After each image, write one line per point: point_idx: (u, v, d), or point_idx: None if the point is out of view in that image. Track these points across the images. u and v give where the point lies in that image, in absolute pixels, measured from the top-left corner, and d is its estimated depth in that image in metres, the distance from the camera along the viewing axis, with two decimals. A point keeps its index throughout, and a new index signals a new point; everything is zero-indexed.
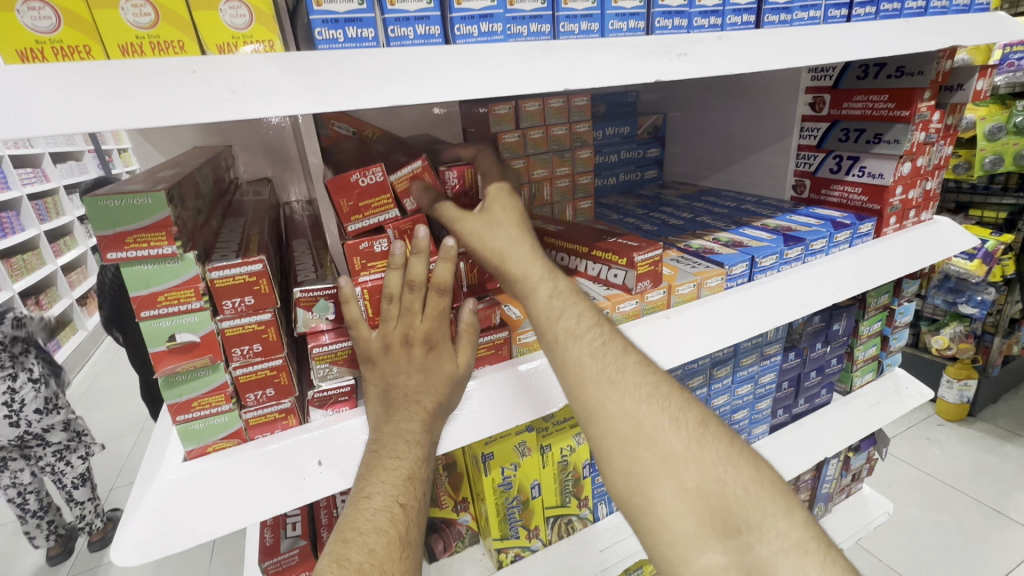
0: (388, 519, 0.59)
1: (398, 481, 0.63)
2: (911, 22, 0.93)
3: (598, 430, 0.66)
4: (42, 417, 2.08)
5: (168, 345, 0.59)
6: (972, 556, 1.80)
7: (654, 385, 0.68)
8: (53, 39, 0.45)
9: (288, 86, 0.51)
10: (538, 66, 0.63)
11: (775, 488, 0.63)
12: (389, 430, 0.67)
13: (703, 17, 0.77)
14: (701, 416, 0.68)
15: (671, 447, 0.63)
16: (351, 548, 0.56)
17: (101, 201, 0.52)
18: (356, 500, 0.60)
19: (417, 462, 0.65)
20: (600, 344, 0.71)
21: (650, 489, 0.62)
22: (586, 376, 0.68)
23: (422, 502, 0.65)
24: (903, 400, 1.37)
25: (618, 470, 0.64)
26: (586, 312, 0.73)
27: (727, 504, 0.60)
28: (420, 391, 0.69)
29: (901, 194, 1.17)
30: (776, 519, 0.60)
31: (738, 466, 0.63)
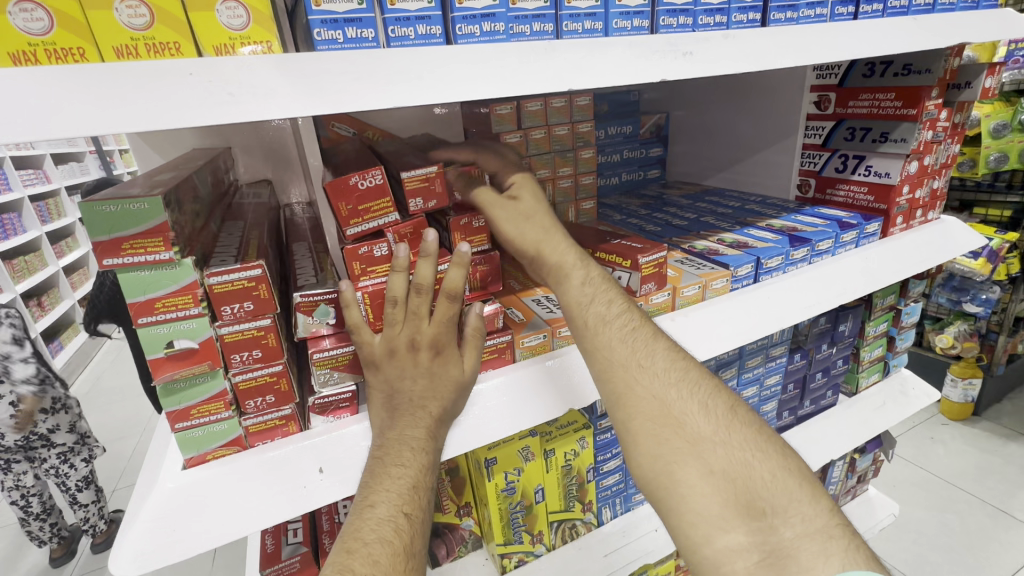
0: (393, 530, 0.58)
1: (402, 491, 0.62)
2: (919, 19, 0.91)
3: (626, 412, 0.67)
4: (47, 417, 2.08)
5: (166, 352, 0.58)
6: (978, 557, 1.79)
7: (683, 370, 0.69)
8: (45, 41, 0.44)
9: (287, 88, 0.50)
10: (541, 67, 0.61)
11: (803, 475, 0.60)
12: (394, 436, 0.66)
13: (709, 15, 0.76)
14: (729, 404, 0.67)
15: (698, 430, 0.63)
16: (355, 559, 0.54)
17: (98, 207, 0.51)
18: (360, 510, 0.59)
19: (422, 470, 0.64)
20: (629, 329, 0.72)
21: (676, 471, 0.61)
22: (616, 360, 0.69)
23: (426, 511, 0.64)
24: (909, 402, 1.36)
25: (643, 451, 0.64)
26: (616, 299, 0.75)
27: (753, 486, 0.58)
28: (426, 397, 0.68)
29: (908, 193, 1.16)
30: (802, 503, 0.58)
31: (765, 452, 0.62)
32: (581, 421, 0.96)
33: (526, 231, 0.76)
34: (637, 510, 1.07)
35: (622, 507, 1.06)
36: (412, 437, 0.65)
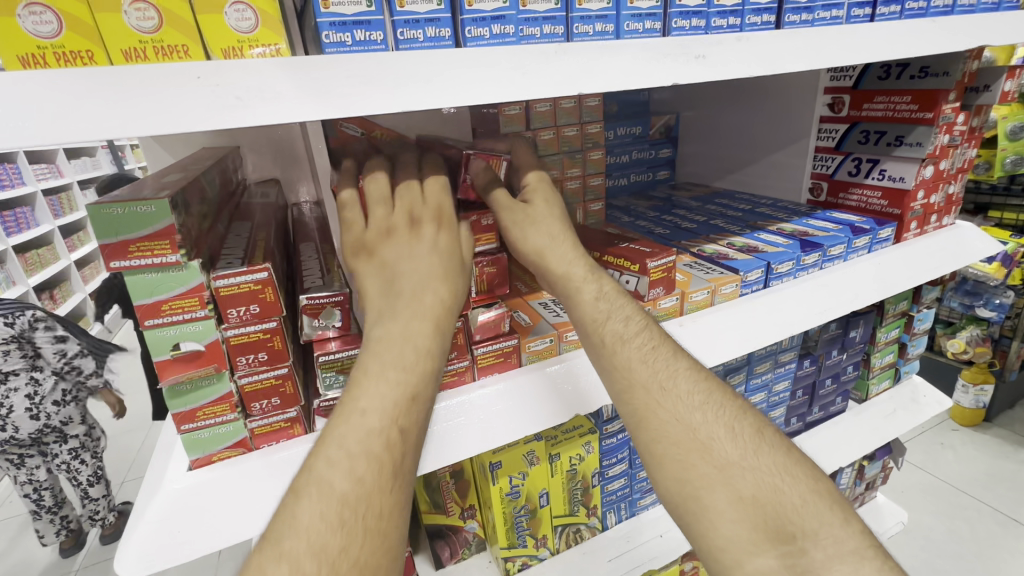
0: (382, 445, 0.55)
1: (397, 402, 0.58)
2: (938, 22, 0.89)
3: (650, 435, 0.64)
4: (60, 409, 2.09)
5: (173, 354, 0.58)
6: (987, 566, 1.76)
7: (707, 391, 0.67)
8: (54, 44, 0.44)
9: (294, 92, 0.50)
10: (551, 70, 0.61)
11: (834, 498, 0.59)
12: (397, 329, 0.62)
13: (722, 17, 0.74)
14: (756, 424, 0.65)
15: (725, 454, 0.61)
16: (335, 471, 0.53)
17: (105, 210, 0.51)
18: (348, 413, 0.56)
19: (422, 378, 0.61)
20: (650, 350, 0.70)
21: (704, 495, 0.59)
22: (636, 381, 0.67)
23: (420, 420, 0.60)
24: (920, 409, 1.34)
25: (670, 475, 0.61)
26: (633, 316, 0.73)
27: (783, 512, 0.57)
28: (435, 279, 0.66)
29: (923, 199, 1.14)
30: (833, 527, 0.56)
31: (794, 475, 0.60)
32: (587, 426, 0.96)
33: (530, 234, 0.74)
34: (641, 515, 1.07)
35: (627, 511, 1.05)
36: (417, 332, 0.63)
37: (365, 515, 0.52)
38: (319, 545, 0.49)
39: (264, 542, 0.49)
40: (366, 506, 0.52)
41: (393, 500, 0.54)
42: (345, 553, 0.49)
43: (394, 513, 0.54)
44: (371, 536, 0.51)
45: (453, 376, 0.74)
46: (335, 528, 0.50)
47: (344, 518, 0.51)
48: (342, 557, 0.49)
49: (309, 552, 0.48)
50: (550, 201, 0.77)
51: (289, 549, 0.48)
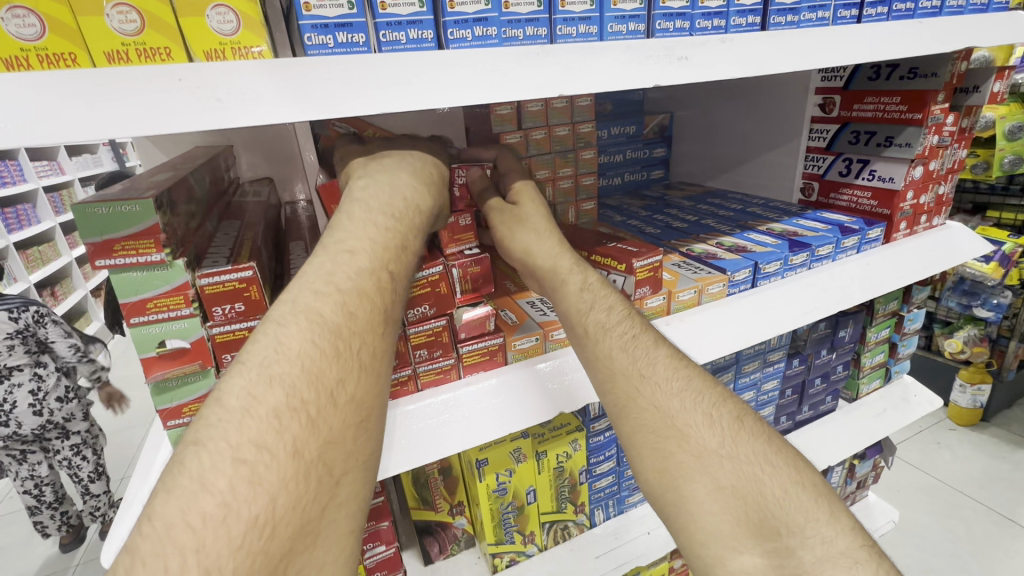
0: (372, 284, 0.55)
1: (388, 247, 0.59)
2: (924, 24, 0.90)
3: (630, 424, 0.65)
4: (64, 405, 2.12)
5: (157, 351, 0.59)
6: (980, 566, 1.76)
7: (686, 379, 0.67)
8: (38, 46, 0.45)
9: (275, 93, 0.51)
10: (533, 72, 0.61)
11: (817, 490, 0.59)
12: (386, 179, 0.64)
13: (706, 19, 0.75)
14: (736, 413, 0.66)
15: (704, 443, 0.61)
16: (323, 302, 0.52)
17: (89, 209, 0.52)
18: (337, 251, 0.55)
19: (410, 230, 0.62)
20: (630, 339, 0.71)
21: (683, 486, 0.59)
22: (617, 370, 0.68)
23: (405, 269, 0.61)
24: (910, 409, 1.34)
25: (650, 465, 0.62)
26: (615, 305, 0.75)
27: (764, 503, 0.57)
28: (425, 163, 0.70)
29: (912, 199, 1.14)
30: (819, 523, 0.56)
31: (775, 465, 0.60)
32: (574, 424, 0.97)
33: (519, 234, 0.79)
34: (629, 512, 1.07)
35: (615, 509, 1.06)
36: (404, 185, 0.64)
37: (359, 350, 0.52)
38: (313, 373, 0.49)
39: (249, 365, 0.47)
40: (360, 342, 0.52)
41: (383, 343, 0.55)
42: (341, 385, 0.50)
43: (383, 356, 0.55)
44: (365, 371, 0.52)
45: (438, 375, 0.75)
46: (329, 358, 0.50)
47: (338, 349, 0.51)
48: (338, 388, 0.50)
49: (305, 378, 0.48)
50: (536, 203, 0.82)
51: (280, 374, 0.47)
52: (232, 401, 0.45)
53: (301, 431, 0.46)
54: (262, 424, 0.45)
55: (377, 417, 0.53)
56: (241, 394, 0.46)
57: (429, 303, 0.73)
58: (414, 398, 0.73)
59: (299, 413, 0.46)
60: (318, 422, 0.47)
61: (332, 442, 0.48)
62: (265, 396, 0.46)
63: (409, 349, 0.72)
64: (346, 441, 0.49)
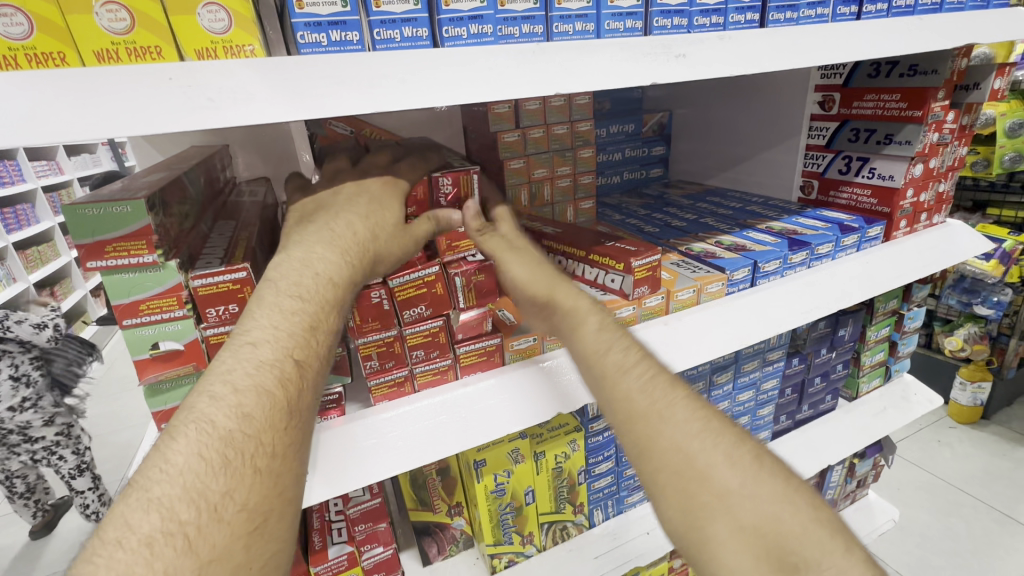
0: (275, 378, 0.54)
1: (292, 333, 0.56)
2: (924, 19, 0.89)
3: (649, 465, 0.60)
4: (16, 415, 2.05)
5: (151, 353, 0.58)
6: (981, 563, 1.76)
7: (706, 418, 0.62)
8: (25, 45, 0.44)
9: (266, 91, 0.50)
10: (527, 71, 0.60)
11: (840, 530, 0.54)
12: (299, 255, 0.61)
13: (704, 16, 0.74)
14: (757, 450, 0.60)
15: (728, 481, 0.56)
16: (216, 407, 0.51)
17: (80, 210, 0.52)
18: (236, 345, 0.54)
19: (325, 306, 0.59)
20: (646, 374, 0.65)
21: (707, 527, 0.55)
22: (634, 408, 0.62)
23: (319, 351, 0.58)
24: (911, 407, 1.34)
25: (671, 507, 0.57)
26: (632, 347, 0.68)
27: (789, 546, 0.52)
28: (356, 217, 0.65)
29: (913, 197, 1.13)
30: (844, 562, 0.52)
31: (802, 504, 0.55)
32: (572, 424, 0.96)
33: (538, 273, 0.74)
34: (628, 513, 1.07)
35: (614, 509, 1.05)
36: (319, 259, 0.61)
37: (253, 456, 0.50)
38: (195, 489, 0.47)
39: (134, 489, 0.46)
40: (255, 446, 0.50)
41: (286, 440, 0.53)
42: (228, 497, 0.48)
43: (287, 454, 0.53)
44: (259, 477, 0.49)
45: (434, 375, 0.74)
46: (215, 470, 0.48)
47: (226, 458, 0.49)
48: (225, 501, 0.47)
49: (184, 497, 0.46)
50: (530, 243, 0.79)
51: (160, 496, 0.46)
52: (109, 533, 0.44)
53: (175, 556, 0.43)
54: (132, 554, 0.43)
55: (278, 523, 0.50)
56: (120, 523, 0.44)
57: (425, 303, 0.73)
58: (409, 400, 0.72)
59: (174, 537, 0.44)
60: (198, 542, 0.45)
61: (215, 560, 0.45)
62: (140, 522, 0.44)
63: (405, 349, 0.72)
64: (235, 555, 0.46)
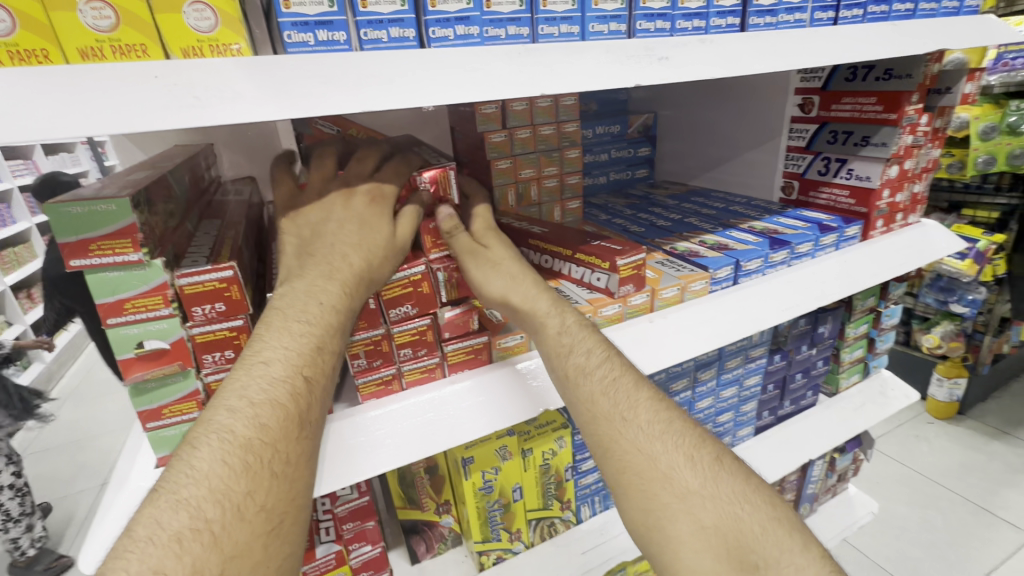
0: (286, 392, 0.56)
1: (303, 350, 0.59)
2: (898, 25, 0.92)
3: (613, 465, 0.64)
4: None
5: (136, 353, 0.58)
6: (958, 554, 1.81)
7: (668, 421, 0.67)
8: (8, 42, 0.44)
9: (253, 91, 0.50)
10: (514, 71, 0.61)
11: (791, 525, 0.60)
12: (303, 288, 0.63)
13: (686, 20, 0.76)
14: (715, 453, 0.65)
15: (686, 482, 0.61)
16: (235, 418, 0.53)
17: (63, 208, 0.51)
18: (250, 363, 0.56)
19: (330, 331, 0.61)
20: (610, 380, 0.69)
21: (667, 525, 0.59)
22: (599, 413, 0.66)
23: (328, 371, 0.60)
24: (888, 402, 1.37)
25: (634, 505, 0.61)
26: (595, 347, 0.71)
27: (745, 541, 0.57)
28: (349, 248, 0.66)
29: (889, 197, 1.17)
30: (793, 554, 0.57)
31: (754, 503, 0.60)
32: (559, 421, 0.97)
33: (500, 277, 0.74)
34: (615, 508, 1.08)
35: (601, 505, 1.07)
36: (322, 291, 0.63)
37: (270, 461, 0.53)
38: (219, 490, 0.49)
39: (161, 493, 0.48)
40: (272, 452, 0.53)
41: (299, 449, 0.55)
42: (250, 498, 0.50)
43: (302, 461, 0.55)
44: (277, 481, 0.52)
45: (422, 373, 0.75)
46: (238, 474, 0.50)
47: (248, 463, 0.51)
48: (248, 501, 0.50)
49: (210, 498, 0.48)
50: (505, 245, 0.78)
51: (187, 497, 0.48)
52: (139, 531, 0.46)
53: (203, 550, 0.46)
54: (162, 548, 0.45)
55: (293, 527, 0.53)
56: (148, 522, 0.47)
57: (411, 302, 0.73)
58: (400, 397, 0.73)
59: (202, 534, 0.47)
60: (223, 538, 0.47)
61: (237, 557, 0.48)
62: (170, 520, 0.46)
63: (393, 347, 0.72)
64: (255, 552, 0.49)
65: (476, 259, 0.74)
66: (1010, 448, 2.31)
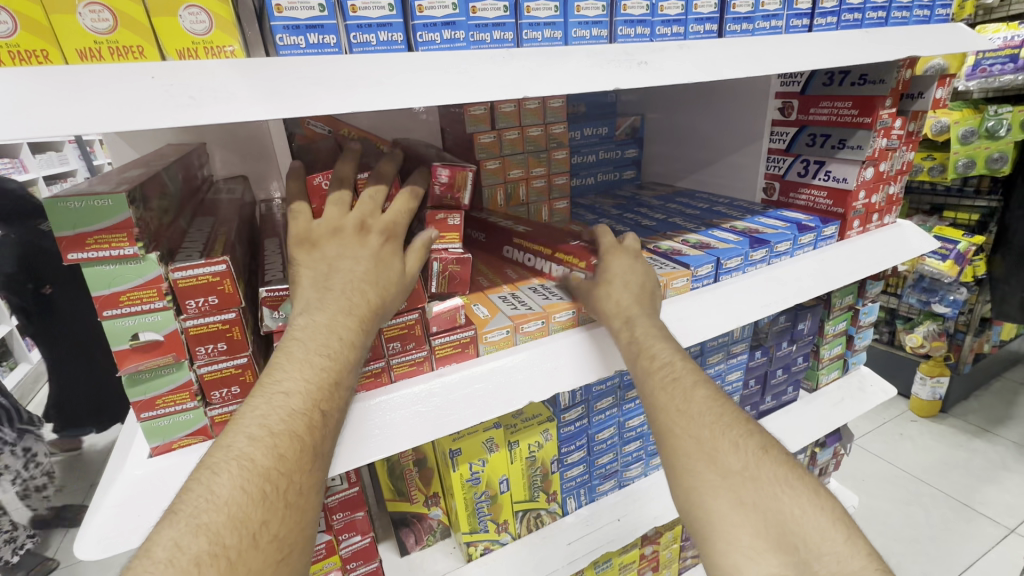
0: (304, 425, 0.57)
1: (322, 384, 0.59)
2: (871, 33, 0.96)
3: (666, 450, 0.67)
4: None
5: (131, 344, 0.60)
6: (938, 548, 1.86)
7: (719, 412, 0.68)
8: (9, 43, 0.46)
9: (247, 93, 0.52)
10: (498, 74, 0.64)
11: (835, 513, 0.60)
12: (324, 321, 0.63)
13: (665, 26, 0.79)
14: (763, 443, 0.66)
15: (731, 466, 0.63)
16: (255, 446, 0.54)
17: (61, 203, 0.53)
18: (269, 394, 0.57)
19: (347, 366, 0.62)
20: (671, 378, 0.72)
21: (710, 502, 0.62)
22: (658, 405, 0.70)
23: (341, 403, 0.61)
24: (867, 397, 1.41)
25: (681, 485, 0.65)
26: (662, 351, 0.76)
27: (784, 522, 0.59)
28: (367, 283, 0.66)
29: (865, 198, 1.21)
30: (834, 542, 0.57)
31: (796, 488, 0.61)
32: (545, 414, 0.99)
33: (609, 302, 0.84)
34: (600, 500, 1.11)
35: (586, 497, 1.09)
36: (342, 324, 0.63)
37: (286, 492, 0.53)
38: (238, 516, 0.50)
39: (180, 515, 0.49)
40: (288, 482, 0.54)
41: (310, 480, 0.56)
42: (265, 527, 0.51)
43: (311, 491, 0.56)
44: (290, 512, 0.53)
45: (410, 366, 0.77)
46: (255, 502, 0.51)
47: (265, 492, 0.52)
48: (261, 530, 0.51)
49: (229, 524, 0.49)
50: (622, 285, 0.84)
51: (207, 522, 0.49)
52: (159, 553, 0.47)
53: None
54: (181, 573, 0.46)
55: (302, 556, 0.54)
56: (168, 542, 0.47)
57: None
58: (388, 389, 0.75)
59: (220, 559, 0.48)
60: (238, 565, 0.49)
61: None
62: (190, 543, 0.47)
63: (382, 342, 0.74)
64: None
65: (587, 280, 0.88)
66: (990, 445, 2.37)
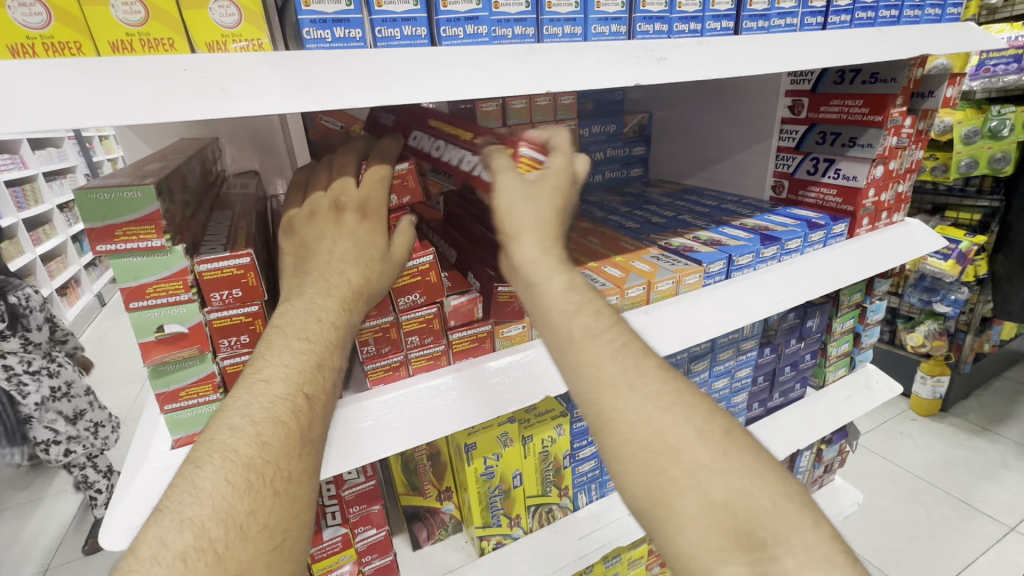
0: (288, 410, 0.56)
1: (304, 367, 0.59)
2: (884, 31, 0.96)
3: (611, 440, 0.55)
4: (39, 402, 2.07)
5: (157, 335, 0.60)
6: (939, 546, 1.87)
7: (677, 391, 0.57)
8: (44, 34, 0.46)
9: (277, 85, 0.53)
10: (521, 69, 0.64)
11: (802, 498, 0.52)
12: (303, 305, 0.63)
13: (683, 22, 0.79)
14: (725, 424, 0.56)
15: (696, 456, 0.52)
16: (237, 437, 0.52)
17: (92, 195, 0.54)
18: (251, 382, 0.56)
19: (330, 347, 0.61)
20: (619, 346, 0.60)
21: (673, 501, 0.51)
22: (603, 379, 0.57)
23: (327, 390, 0.61)
24: (873, 394, 1.42)
25: (635, 481, 0.53)
26: (603, 310, 0.63)
27: (753, 518, 0.49)
28: (347, 262, 0.66)
29: (874, 196, 1.21)
30: (804, 531, 0.49)
31: (765, 476, 0.52)
32: (558, 409, 1.00)
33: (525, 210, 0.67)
34: (611, 495, 1.11)
35: (597, 492, 1.10)
36: (324, 309, 0.62)
37: (273, 479, 0.52)
38: (222, 509, 0.49)
39: (167, 512, 0.48)
40: (274, 470, 0.52)
41: (300, 465, 0.55)
42: (252, 517, 0.49)
43: (304, 478, 0.55)
44: (280, 500, 0.51)
45: (429, 360, 0.78)
46: (240, 492, 0.50)
47: (251, 481, 0.51)
48: (249, 520, 0.49)
49: (213, 517, 0.48)
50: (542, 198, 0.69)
51: (192, 516, 0.48)
52: (145, 551, 0.45)
53: (207, 570, 0.46)
54: (168, 567, 0.45)
55: (297, 543, 0.52)
56: (155, 541, 0.46)
57: (419, 291, 0.75)
58: (405, 384, 0.76)
59: (206, 552, 0.46)
60: (226, 557, 0.47)
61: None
62: (175, 539, 0.46)
63: (401, 335, 0.75)
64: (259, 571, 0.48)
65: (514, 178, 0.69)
66: (991, 444, 2.38)
